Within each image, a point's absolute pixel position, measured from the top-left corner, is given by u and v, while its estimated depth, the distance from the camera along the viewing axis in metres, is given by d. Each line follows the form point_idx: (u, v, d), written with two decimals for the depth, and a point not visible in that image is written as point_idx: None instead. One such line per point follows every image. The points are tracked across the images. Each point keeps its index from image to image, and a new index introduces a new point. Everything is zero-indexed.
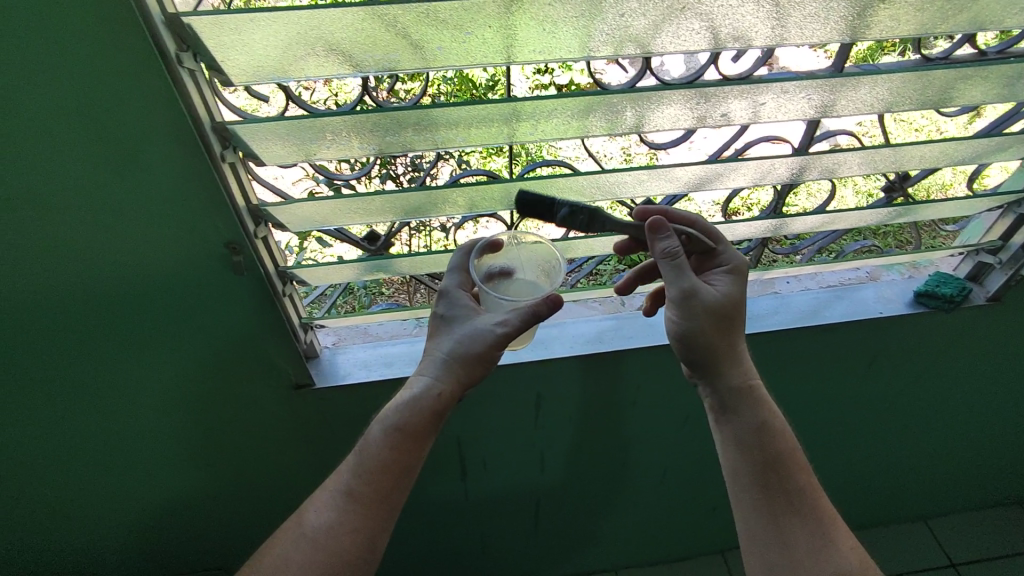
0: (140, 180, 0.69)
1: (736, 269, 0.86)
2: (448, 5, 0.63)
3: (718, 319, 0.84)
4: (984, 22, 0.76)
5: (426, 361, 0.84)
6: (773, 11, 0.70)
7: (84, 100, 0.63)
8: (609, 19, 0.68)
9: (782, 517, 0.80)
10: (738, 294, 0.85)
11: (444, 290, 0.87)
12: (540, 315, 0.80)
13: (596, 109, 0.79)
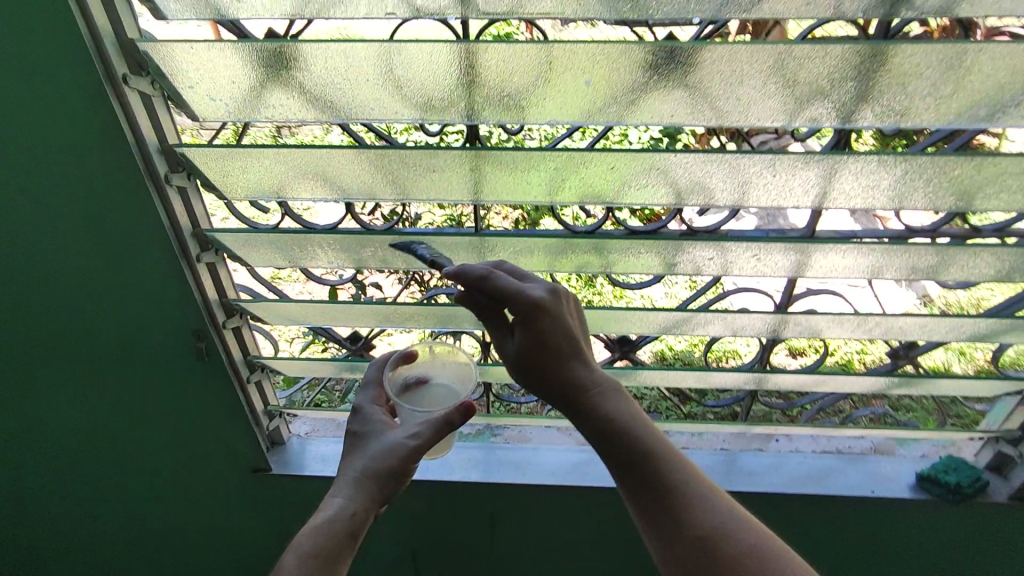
0: (123, 270, 0.80)
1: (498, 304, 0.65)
2: (408, 153, 0.76)
3: (545, 354, 0.64)
4: (941, 201, 0.76)
5: (339, 483, 0.72)
6: (727, 178, 0.76)
7: (84, 202, 0.75)
8: (559, 172, 0.77)
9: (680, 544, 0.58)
10: (539, 336, 0.63)
11: (357, 406, 0.80)
12: (452, 423, 0.72)
13: (553, 249, 0.85)
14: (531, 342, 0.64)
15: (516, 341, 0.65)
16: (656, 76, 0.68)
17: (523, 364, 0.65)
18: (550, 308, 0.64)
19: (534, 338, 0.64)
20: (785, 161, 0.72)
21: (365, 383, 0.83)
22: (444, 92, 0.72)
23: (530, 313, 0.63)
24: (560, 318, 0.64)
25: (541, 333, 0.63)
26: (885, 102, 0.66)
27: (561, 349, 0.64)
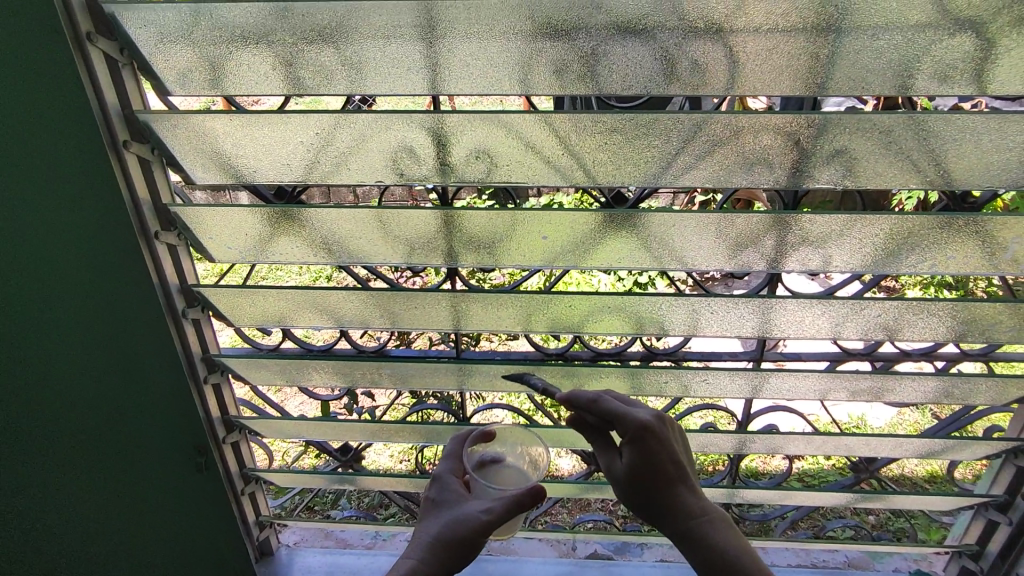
0: (123, 404, 0.85)
1: (632, 435, 0.63)
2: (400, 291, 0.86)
3: (661, 482, 0.63)
4: (877, 336, 0.84)
5: (412, 546, 0.73)
6: (684, 313, 0.85)
7: (88, 347, 0.79)
8: (527, 306, 0.87)
9: None
10: (652, 461, 0.62)
11: (434, 475, 0.81)
12: (523, 504, 0.72)
13: (528, 373, 0.93)
14: (641, 466, 0.62)
15: (623, 466, 0.64)
16: (607, 231, 0.80)
17: (637, 492, 0.63)
18: (649, 433, 0.63)
19: (637, 464, 0.62)
20: (730, 300, 0.81)
21: (445, 456, 0.83)
22: (430, 240, 0.85)
23: (637, 436, 0.62)
24: (667, 442, 0.63)
25: (652, 457, 0.62)
26: (805, 253, 0.77)
27: (670, 473, 0.63)
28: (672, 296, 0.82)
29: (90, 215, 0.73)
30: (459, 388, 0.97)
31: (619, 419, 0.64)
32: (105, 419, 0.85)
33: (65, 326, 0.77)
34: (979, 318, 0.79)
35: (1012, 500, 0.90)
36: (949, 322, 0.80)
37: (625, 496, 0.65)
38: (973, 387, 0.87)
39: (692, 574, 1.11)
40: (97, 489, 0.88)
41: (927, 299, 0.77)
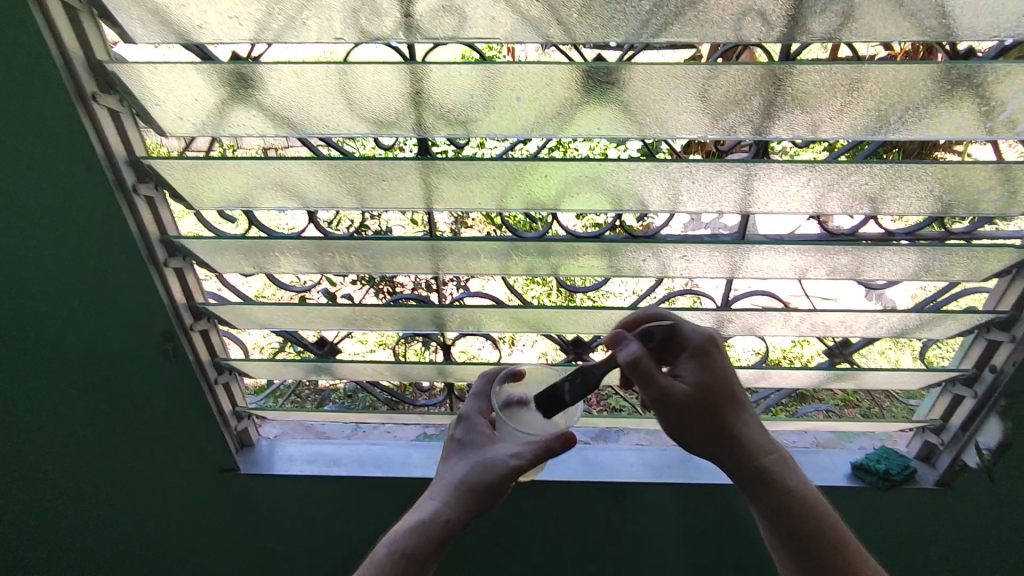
0: (89, 272, 0.85)
1: (696, 351, 0.77)
2: (369, 163, 0.81)
3: (721, 398, 0.75)
4: (863, 206, 0.82)
5: (437, 485, 0.79)
6: (665, 186, 0.82)
7: (50, 209, 0.80)
8: (503, 180, 0.83)
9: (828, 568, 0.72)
10: (707, 377, 0.75)
11: (463, 414, 0.84)
12: (553, 450, 0.75)
13: (505, 253, 0.90)
14: (697, 380, 0.75)
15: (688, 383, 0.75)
16: (588, 97, 0.74)
17: (692, 409, 0.74)
18: (715, 351, 0.77)
19: (704, 382, 0.75)
20: (709, 167, 0.78)
21: (472, 395, 0.88)
22: (396, 109, 0.78)
23: (700, 353, 0.77)
24: (724, 365, 0.77)
25: (715, 372, 0.76)
26: (795, 116, 0.73)
27: (722, 392, 0.75)
28: (656, 162, 0.78)
29: (31, 70, 0.71)
30: (435, 272, 0.94)
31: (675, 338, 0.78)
32: (75, 285, 0.86)
33: (25, 182, 0.79)
34: (964, 185, 0.77)
35: (980, 373, 0.93)
36: (934, 190, 0.79)
37: (664, 415, 0.75)
38: (953, 260, 0.86)
39: (669, 457, 1.14)
40: (79, 349, 0.92)
41: (914, 164, 0.75)
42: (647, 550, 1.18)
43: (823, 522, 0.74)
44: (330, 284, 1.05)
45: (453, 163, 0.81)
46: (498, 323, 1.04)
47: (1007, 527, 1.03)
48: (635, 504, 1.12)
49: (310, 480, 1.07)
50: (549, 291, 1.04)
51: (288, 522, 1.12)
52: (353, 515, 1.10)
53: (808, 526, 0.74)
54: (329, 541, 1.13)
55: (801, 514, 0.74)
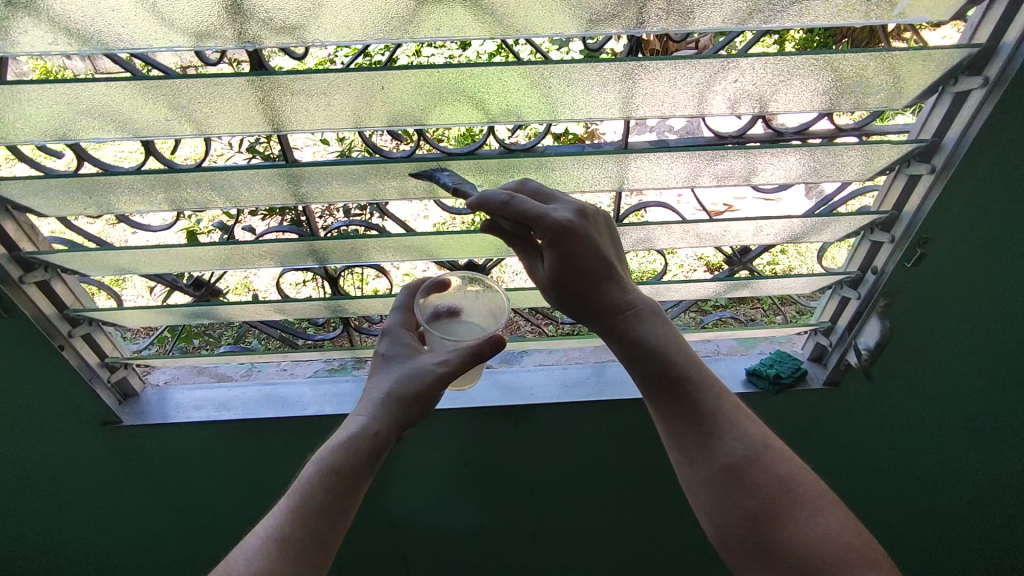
0: None
1: (551, 240, 0.70)
2: (190, 81, 0.67)
3: (582, 280, 0.73)
4: (750, 104, 0.76)
5: (364, 401, 0.77)
6: (538, 93, 0.73)
7: None
8: (356, 97, 0.71)
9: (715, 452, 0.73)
10: (569, 262, 0.71)
11: (385, 329, 0.84)
12: (481, 354, 0.77)
13: (371, 177, 0.81)
14: (557, 266, 0.71)
15: (614, 273, 0.73)
16: None
17: (557, 288, 0.74)
18: (591, 224, 0.72)
19: (560, 269, 0.72)
20: (573, 70, 0.70)
21: (394, 308, 0.86)
22: (208, 15, 0.65)
23: (555, 239, 0.69)
24: (587, 243, 0.70)
25: (570, 257, 0.70)
26: (660, 5, 0.65)
27: (587, 273, 0.72)
28: (525, 64, 0.69)
29: None
30: (299, 202, 0.86)
31: (538, 224, 0.69)
32: None
33: None
34: (851, 78, 0.72)
35: (863, 275, 0.95)
36: (821, 83, 0.73)
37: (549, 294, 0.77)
38: (842, 158, 0.82)
39: (577, 375, 1.13)
40: None
41: (803, 55, 0.68)
42: (564, 467, 1.18)
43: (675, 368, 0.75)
44: (229, 217, 1.03)
45: (290, 76, 0.68)
46: (385, 254, 0.97)
47: (890, 411, 1.08)
48: (546, 425, 1.11)
49: (201, 426, 1.04)
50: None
51: (191, 466, 1.09)
52: (256, 452, 1.09)
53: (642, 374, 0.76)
54: (237, 477, 1.12)
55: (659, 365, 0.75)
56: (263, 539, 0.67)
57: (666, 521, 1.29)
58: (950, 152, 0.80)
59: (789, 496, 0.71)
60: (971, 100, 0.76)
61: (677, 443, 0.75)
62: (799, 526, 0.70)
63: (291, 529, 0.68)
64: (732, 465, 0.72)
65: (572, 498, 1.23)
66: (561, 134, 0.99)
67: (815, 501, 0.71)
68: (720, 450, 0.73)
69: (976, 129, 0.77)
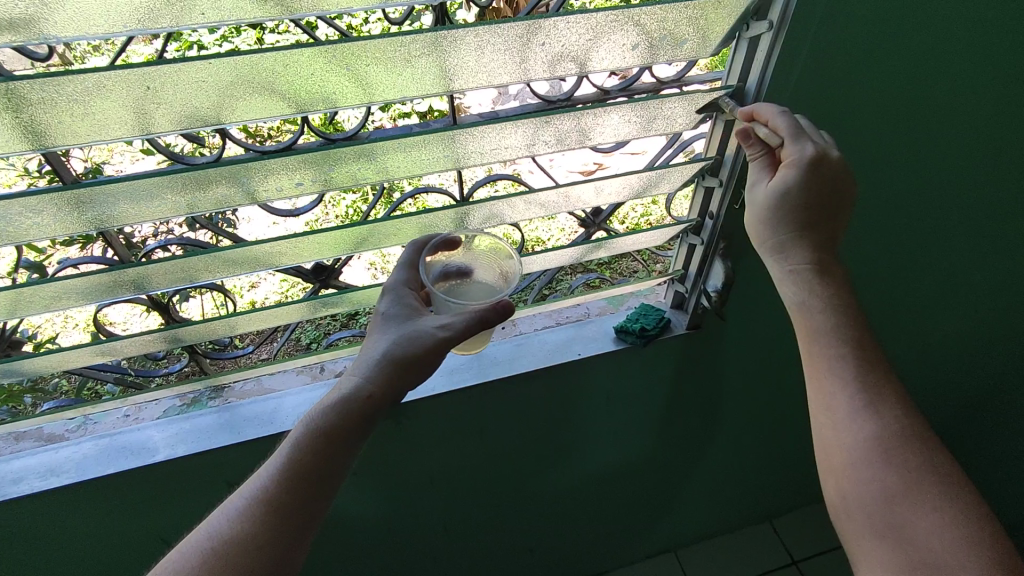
0: None
1: (811, 160, 0.76)
2: None
3: (799, 211, 0.79)
4: (570, 64, 0.74)
5: (359, 362, 0.77)
6: (344, 74, 0.67)
7: None
8: (128, 101, 0.61)
9: (868, 381, 0.81)
10: (816, 181, 0.77)
11: (388, 287, 0.86)
12: (486, 322, 0.76)
13: (171, 188, 0.71)
14: (788, 185, 0.78)
15: (775, 186, 0.79)
16: None
17: (778, 207, 0.80)
18: (828, 165, 0.76)
19: (789, 189, 0.78)
20: (377, 47, 0.64)
21: (398, 265, 0.87)
22: None
23: (817, 159, 0.76)
24: (828, 170, 0.76)
25: (824, 179, 0.77)
26: None
27: (821, 204, 0.79)
28: (315, 44, 0.62)
29: None
30: (92, 228, 0.74)
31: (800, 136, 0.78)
32: None
33: None
34: (656, 31, 0.73)
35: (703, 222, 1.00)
36: (630, 38, 0.73)
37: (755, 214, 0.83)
38: (665, 109, 0.84)
39: (455, 361, 1.09)
40: None
41: (604, 11, 0.67)
42: (458, 455, 1.16)
43: (852, 330, 0.82)
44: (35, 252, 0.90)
45: (25, 83, 0.56)
46: (216, 271, 0.86)
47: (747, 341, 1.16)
48: (429, 421, 1.07)
49: (26, 500, 0.89)
50: (365, 197, 0.96)
51: (28, 542, 0.95)
52: (105, 510, 0.96)
53: (806, 328, 0.85)
54: (90, 540, 0.99)
55: (833, 322, 0.82)
56: (247, 498, 0.68)
57: (565, 481, 1.31)
58: (754, 96, 0.85)
59: (913, 478, 0.74)
60: (763, 44, 0.80)
61: (829, 406, 0.82)
62: (927, 470, 0.75)
63: (276, 491, 0.68)
64: (897, 436, 0.77)
65: (471, 481, 1.22)
66: (424, 113, 0.98)
67: (928, 446, 0.77)
68: (884, 421, 0.78)
69: (771, 71, 0.82)
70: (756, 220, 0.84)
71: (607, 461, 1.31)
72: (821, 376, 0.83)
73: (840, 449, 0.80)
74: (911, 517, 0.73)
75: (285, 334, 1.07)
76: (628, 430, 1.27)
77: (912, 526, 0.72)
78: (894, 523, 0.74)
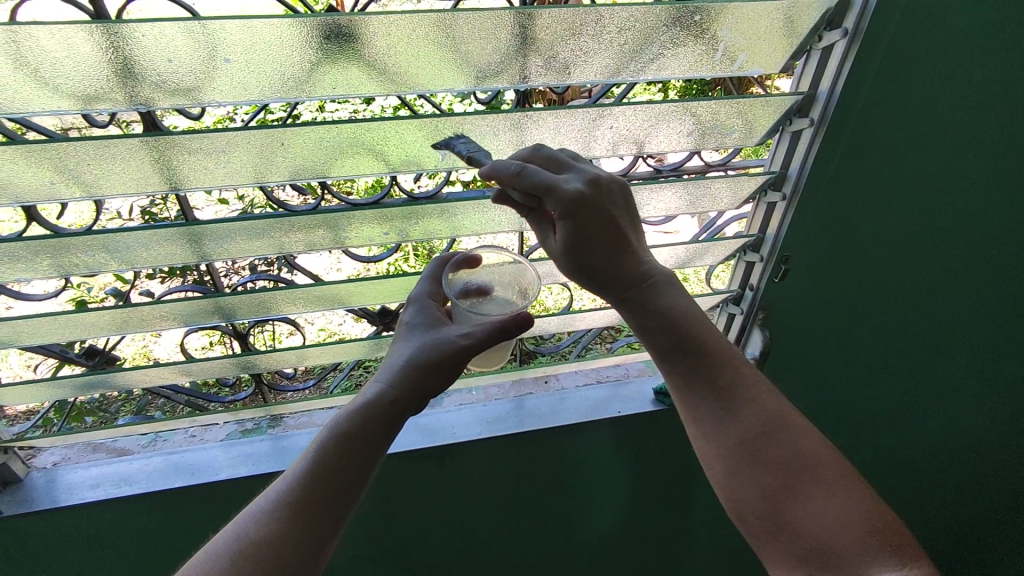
0: None
1: (565, 213, 0.64)
2: (76, 144, 0.66)
3: (583, 264, 0.70)
4: (631, 144, 0.84)
5: (382, 369, 0.73)
6: (436, 142, 0.78)
7: None
8: (257, 154, 0.73)
9: (716, 394, 0.76)
10: (581, 230, 0.66)
11: (412, 298, 0.83)
12: (508, 329, 0.74)
13: (277, 229, 0.82)
14: (568, 241, 0.68)
15: (557, 243, 0.69)
16: (322, 54, 0.66)
17: (569, 262, 0.70)
18: (598, 199, 0.65)
19: (575, 237, 0.67)
20: (467, 122, 0.76)
21: (423, 278, 0.85)
22: (93, 77, 0.63)
23: (564, 212, 0.64)
24: (600, 211, 0.66)
25: (585, 226, 0.66)
26: (538, 63, 0.73)
27: (611, 244, 0.69)
28: (417, 117, 0.74)
29: None
30: (200, 260, 0.84)
31: (549, 195, 0.64)
32: None
33: None
34: (708, 121, 0.83)
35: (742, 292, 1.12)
36: (684, 126, 0.83)
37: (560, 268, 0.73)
38: (713, 189, 0.93)
39: (498, 410, 1.14)
40: None
41: (666, 103, 0.78)
42: (492, 503, 1.19)
43: (688, 338, 0.75)
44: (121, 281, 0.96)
45: (183, 136, 0.68)
46: (297, 306, 0.96)
47: None
48: (469, 464, 1.12)
49: (97, 507, 0.96)
50: (406, 256, 1.03)
51: (89, 548, 1.01)
52: (163, 524, 1.02)
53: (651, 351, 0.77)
54: (143, 554, 1.05)
55: (665, 337, 0.75)
56: (273, 501, 0.63)
57: (593, 542, 1.32)
58: (795, 182, 0.94)
59: (792, 476, 0.73)
60: (804, 138, 0.90)
61: (697, 419, 0.78)
62: (805, 484, 0.72)
63: (302, 494, 0.63)
64: (759, 436, 0.74)
65: (503, 532, 1.24)
66: (469, 183, 0.92)
67: (812, 451, 0.74)
68: (744, 423, 0.75)
69: (810, 163, 0.91)
70: (576, 277, 0.73)
71: (638, 524, 1.32)
72: (681, 394, 0.78)
73: (720, 456, 0.77)
74: (799, 508, 0.72)
75: (341, 373, 1.14)
76: (660, 494, 1.28)
77: (797, 520, 0.72)
78: (779, 520, 0.73)
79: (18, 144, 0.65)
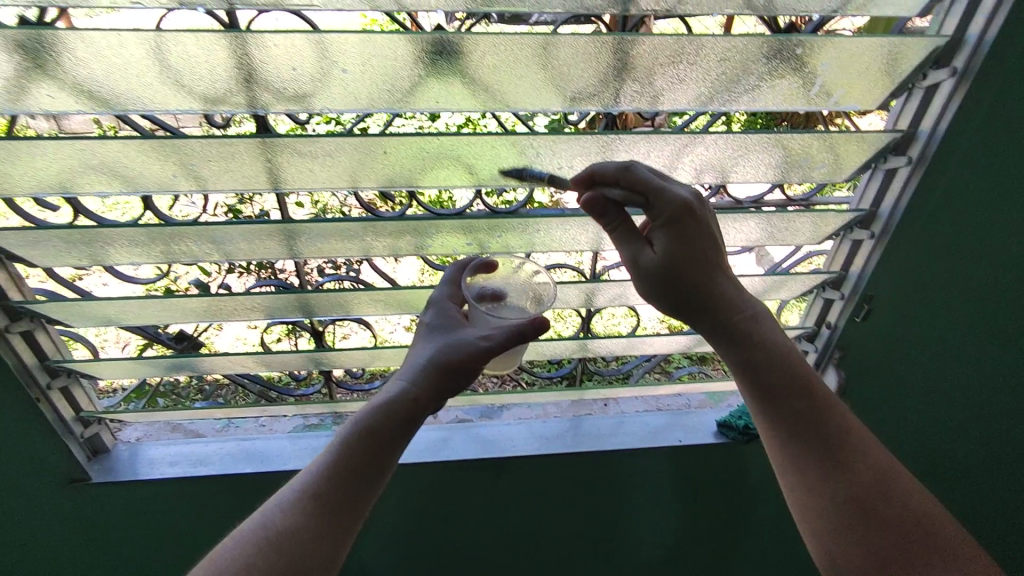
0: None
1: (671, 220, 0.66)
2: (200, 142, 0.72)
3: (674, 282, 0.69)
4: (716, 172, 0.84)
5: (404, 367, 0.74)
6: (525, 160, 0.80)
7: None
8: (358, 160, 0.77)
9: (828, 444, 0.70)
10: (685, 244, 0.67)
11: (431, 301, 0.83)
12: (526, 335, 0.73)
13: (366, 232, 0.86)
14: (669, 251, 0.67)
15: (657, 254, 0.68)
16: (428, 70, 0.70)
17: (666, 276, 0.69)
18: (700, 214, 0.67)
19: (675, 250, 0.67)
20: (557, 142, 0.78)
21: (443, 281, 0.85)
22: (222, 81, 0.69)
23: (676, 217, 0.66)
24: (705, 224, 0.67)
25: (689, 239, 0.67)
26: (632, 88, 0.74)
27: (709, 260, 0.68)
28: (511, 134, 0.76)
29: None
30: (292, 256, 0.89)
31: (658, 199, 0.66)
32: None
33: None
34: (797, 154, 0.83)
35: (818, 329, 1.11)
36: (773, 158, 0.83)
37: (642, 282, 0.71)
38: (796, 223, 0.92)
39: (556, 428, 1.15)
40: None
41: (758, 133, 0.79)
42: (542, 521, 1.19)
43: (801, 379, 0.71)
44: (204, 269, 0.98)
45: (295, 140, 0.73)
46: (373, 307, 1.00)
47: None
48: (523, 479, 1.12)
49: (174, 483, 1.02)
50: None
51: (161, 522, 1.07)
52: (230, 508, 1.07)
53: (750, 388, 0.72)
54: (208, 534, 1.09)
55: (779, 376, 0.71)
56: (299, 491, 0.64)
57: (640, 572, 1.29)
58: (886, 222, 0.94)
59: (913, 543, 0.65)
60: (899, 175, 0.90)
61: (795, 466, 0.71)
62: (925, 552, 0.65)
63: (325, 486, 0.64)
64: (871, 488, 0.68)
65: (549, 551, 1.23)
66: None
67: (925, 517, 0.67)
68: (856, 477, 0.68)
69: (905, 201, 0.91)
70: (659, 293, 0.71)
71: (687, 559, 1.28)
72: (779, 439, 0.72)
73: (820, 510, 0.69)
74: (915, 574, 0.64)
75: None
76: (714, 530, 1.25)
77: None
78: None
79: (149, 139, 0.71)
